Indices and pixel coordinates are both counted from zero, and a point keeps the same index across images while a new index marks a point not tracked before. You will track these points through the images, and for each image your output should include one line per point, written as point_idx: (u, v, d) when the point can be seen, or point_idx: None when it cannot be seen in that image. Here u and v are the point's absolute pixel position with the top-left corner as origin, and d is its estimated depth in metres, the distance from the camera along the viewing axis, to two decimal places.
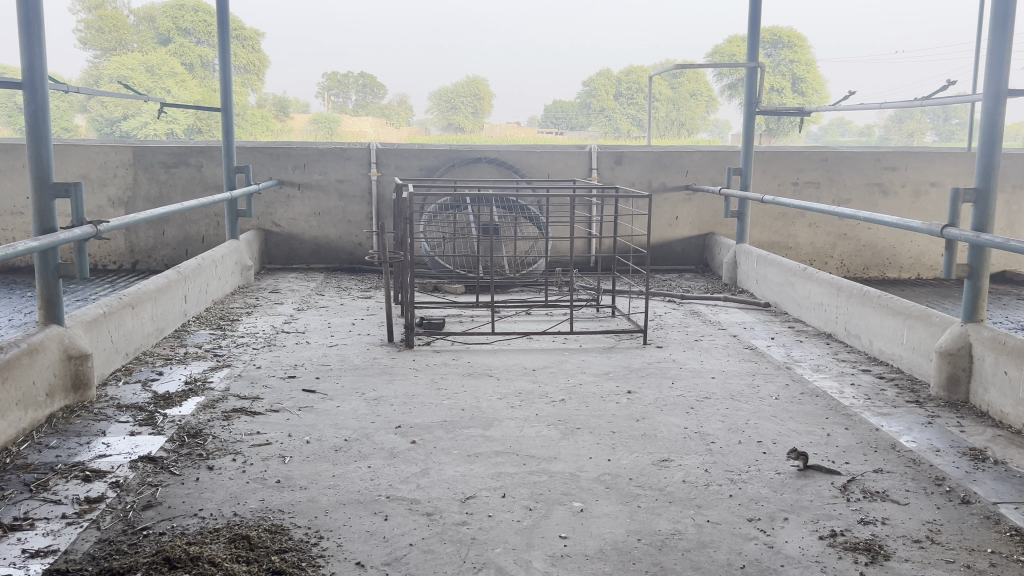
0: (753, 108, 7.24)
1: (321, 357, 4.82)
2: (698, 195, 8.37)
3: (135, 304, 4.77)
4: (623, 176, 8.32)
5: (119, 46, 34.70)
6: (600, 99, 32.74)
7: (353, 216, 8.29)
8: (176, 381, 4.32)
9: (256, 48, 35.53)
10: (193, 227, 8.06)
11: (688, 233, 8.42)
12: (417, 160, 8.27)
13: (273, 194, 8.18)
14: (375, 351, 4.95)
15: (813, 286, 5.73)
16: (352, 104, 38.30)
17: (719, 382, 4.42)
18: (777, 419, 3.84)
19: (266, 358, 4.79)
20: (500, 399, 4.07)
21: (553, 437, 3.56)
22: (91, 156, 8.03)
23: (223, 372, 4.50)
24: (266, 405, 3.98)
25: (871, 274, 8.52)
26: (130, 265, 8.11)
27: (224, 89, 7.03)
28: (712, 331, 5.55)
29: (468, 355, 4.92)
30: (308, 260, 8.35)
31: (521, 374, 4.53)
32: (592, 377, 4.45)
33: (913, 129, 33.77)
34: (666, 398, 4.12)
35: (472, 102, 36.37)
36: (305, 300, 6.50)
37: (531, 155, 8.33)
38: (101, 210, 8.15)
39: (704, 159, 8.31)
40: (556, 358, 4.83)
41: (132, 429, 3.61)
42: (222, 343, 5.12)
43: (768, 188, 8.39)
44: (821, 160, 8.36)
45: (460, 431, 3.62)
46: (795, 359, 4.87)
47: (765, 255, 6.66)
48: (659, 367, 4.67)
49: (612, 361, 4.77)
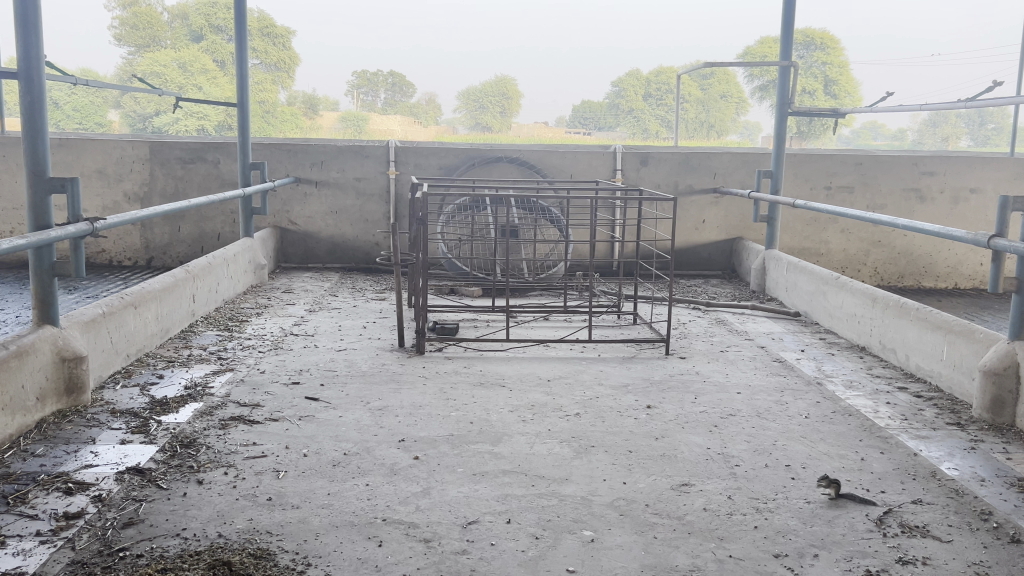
0: (785, 109, 6.96)
1: (328, 362, 4.63)
2: (726, 199, 8.09)
3: (137, 304, 4.61)
4: (648, 178, 8.07)
5: (152, 43, 34.95)
6: (629, 100, 32.43)
7: (371, 215, 8.11)
8: (175, 386, 4.14)
9: (286, 45, 35.57)
10: (208, 224, 7.92)
11: (715, 237, 8.15)
12: (436, 159, 8.07)
13: (290, 192, 8.03)
14: (384, 357, 4.75)
15: (845, 296, 5.47)
16: (380, 103, 38.33)
17: (745, 397, 4.17)
18: (806, 441, 3.59)
19: (271, 362, 4.62)
20: (511, 412, 3.86)
21: (565, 456, 3.34)
22: (108, 150, 7.92)
23: (226, 376, 4.32)
24: (265, 413, 3.79)
25: (906, 283, 8.20)
26: (145, 262, 7.98)
27: (240, 83, 6.87)
28: (738, 342, 5.29)
29: (481, 362, 4.71)
30: (324, 259, 8.18)
31: (535, 384, 4.31)
32: (610, 390, 4.22)
33: (948, 132, 33.06)
34: (688, 414, 3.88)
35: (500, 101, 36.16)
36: (317, 301, 6.33)
37: (553, 154, 8.10)
38: (117, 205, 8.04)
39: (733, 161, 8.04)
40: (573, 368, 4.60)
41: (123, 438, 3.43)
42: (228, 345, 4.95)
43: (799, 192, 8.10)
44: (855, 163, 8.06)
45: (466, 447, 3.41)
46: (826, 374, 4.61)
47: (795, 261, 6.39)
48: (682, 380, 4.43)
49: (631, 372, 4.54)
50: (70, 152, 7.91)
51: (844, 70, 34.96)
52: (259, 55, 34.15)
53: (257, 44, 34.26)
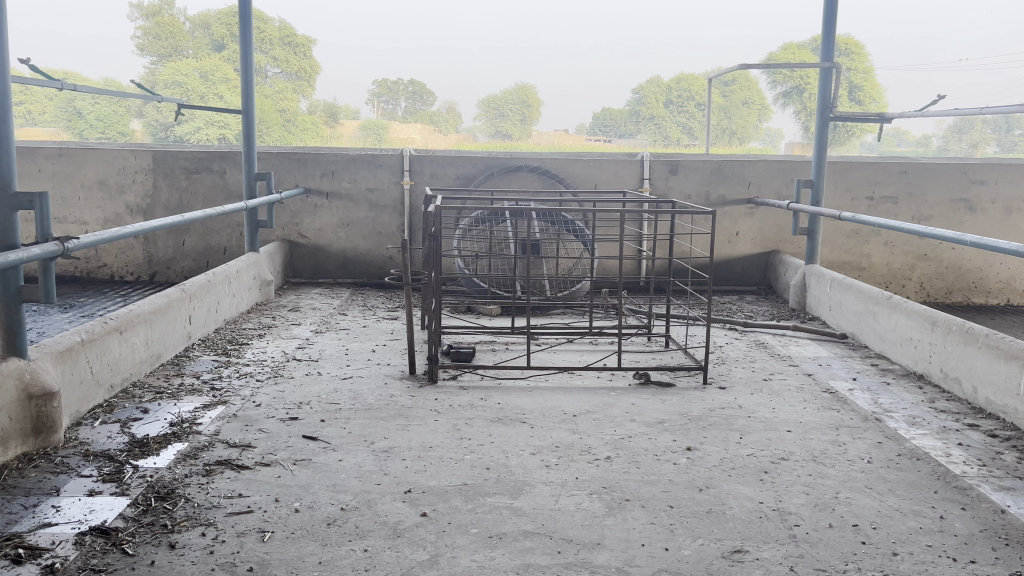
0: (827, 113, 6.47)
1: (331, 392, 4.21)
2: (761, 210, 7.62)
3: (124, 329, 4.20)
4: (678, 187, 7.61)
5: (175, 52, 34.91)
6: (649, 108, 31.91)
7: (384, 227, 7.71)
8: (160, 423, 3.72)
9: (307, 54, 35.24)
10: (214, 236, 7.54)
11: (749, 251, 7.67)
12: (453, 168, 7.66)
13: (300, 203, 7.64)
14: (394, 387, 4.32)
15: (900, 317, 4.98)
16: (401, 110, 38.04)
17: (797, 438, 3.71)
18: (873, 493, 3.12)
19: (269, 393, 4.19)
20: (532, 455, 3.41)
21: (595, 514, 2.89)
22: (110, 160, 7.56)
23: (217, 411, 3.90)
24: (256, 456, 3.37)
25: (954, 299, 7.68)
26: (148, 276, 7.61)
27: (245, 88, 6.48)
28: (783, 369, 4.82)
29: (500, 394, 4.26)
30: (335, 273, 7.78)
31: (560, 420, 3.86)
32: (643, 428, 3.76)
33: (975, 139, 32.29)
34: (733, 458, 3.43)
35: (521, 109, 35.78)
36: (325, 321, 5.91)
37: (577, 162, 7.65)
38: (119, 217, 7.68)
39: (768, 169, 7.56)
40: (601, 401, 4.15)
41: (92, 488, 3.01)
42: (223, 373, 4.54)
43: (839, 202, 7.61)
44: (900, 172, 7.55)
45: (481, 501, 2.97)
46: (884, 409, 4.12)
47: (840, 278, 5.90)
48: (724, 416, 3.96)
49: (667, 406, 4.07)
50: (70, 163, 7.56)
51: (869, 76, 34.25)
52: (280, 64, 33.90)
53: (278, 53, 33.96)
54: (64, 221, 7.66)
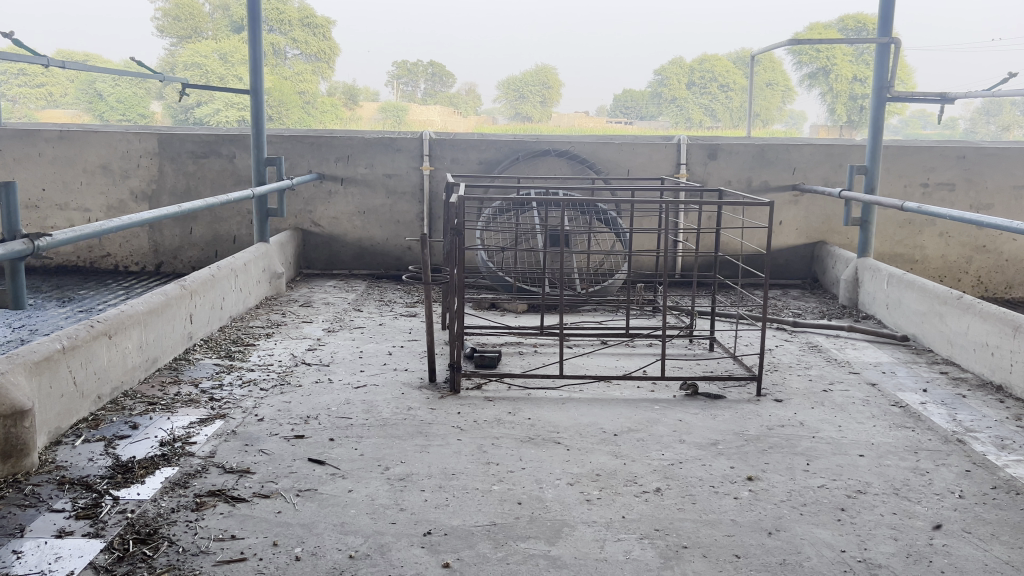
0: (883, 93, 5.93)
1: (342, 404, 3.78)
2: (806, 197, 7.11)
3: (113, 332, 3.79)
4: (717, 173, 7.12)
5: (194, 33, 34.29)
6: (672, 89, 31.22)
7: (402, 216, 7.27)
8: (150, 442, 3.30)
9: (326, 36, 34.68)
10: (223, 225, 7.13)
11: (792, 241, 7.17)
12: (475, 153, 7.19)
13: (313, 190, 7.20)
14: (413, 398, 3.89)
15: (973, 319, 4.48)
16: (420, 92, 37.43)
17: (871, 465, 3.24)
18: (974, 540, 2.64)
19: (274, 405, 3.77)
20: (570, 486, 2.96)
21: (649, 566, 2.44)
22: (113, 143, 7.16)
23: (214, 427, 3.48)
24: (255, 485, 2.94)
25: (1014, 294, 7.15)
26: (154, 267, 7.21)
27: (253, 67, 6.03)
28: (843, 377, 4.35)
29: (531, 406, 3.82)
30: (350, 264, 7.36)
31: (600, 440, 3.40)
32: (695, 452, 3.31)
33: (1007, 121, 31.37)
34: (801, 491, 2.98)
35: (541, 91, 35.11)
36: (338, 318, 5.48)
37: (609, 147, 7.17)
38: (123, 204, 7.29)
39: (815, 154, 7.04)
40: (644, 416, 3.70)
41: (63, 528, 2.59)
42: (225, 379, 4.12)
43: (890, 189, 7.08)
44: (957, 157, 7.02)
45: (513, 547, 2.53)
46: (966, 428, 3.64)
47: (900, 274, 5.41)
48: (784, 437, 3.50)
49: (719, 424, 3.62)
50: (72, 146, 7.16)
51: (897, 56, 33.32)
52: (300, 46, 33.24)
53: (297, 35, 33.53)
54: (65, 207, 7.27)
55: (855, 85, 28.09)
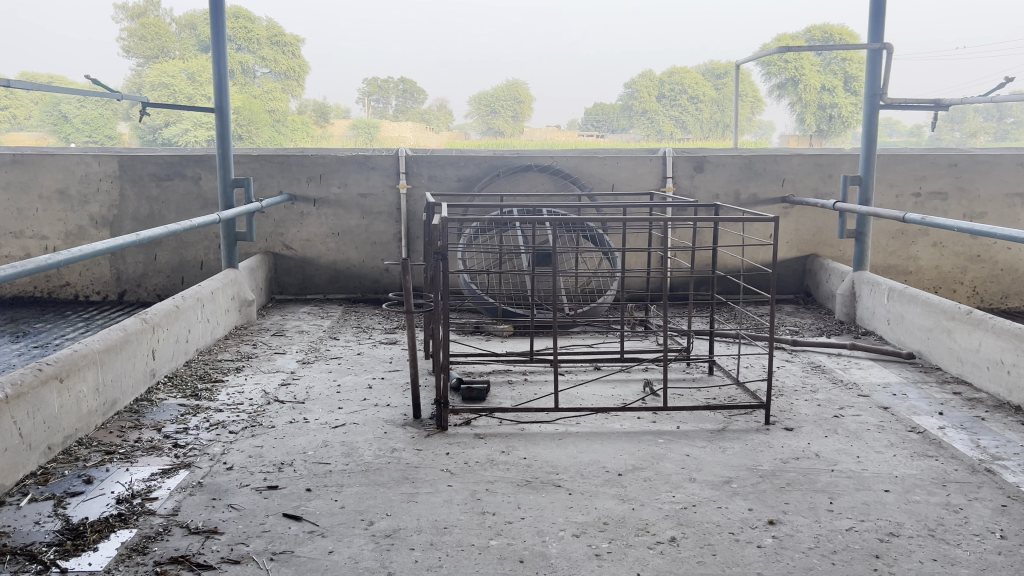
0: (876, 100, 5.72)
1: (319, 448, 3.46)
2: (796, 209, 6.91)
3: (66, 375, 3.45)
4: (703, 186, 6.90)
5: (162, 53, 33.70)
6: (643, 101, 31.15)
7: (378, 236, 6.96)
8: (105, 499, 2.96)
9: (296, 55, 34.37)
10: (190, 250, 6.79)
11: (783, 255, 6.96)
12: (453, 169, 6.91)
13: (284, 211, 6.88)
14: (397, 437, 3.58)
15: (985, 336, 4.25)
16: (391, 109, 37.09)
17: (900, 501, 2.98)
18: None
19: (244, 450, 3.45)
20: (576, 538, 2.67)
21: None
22: (71, 166, 6.80)
23: (179, 479, 3.15)
24: (223, 549, 2.61)
25: (1010, 304, 6.99)
26: (117, 296, 6.85)
27: (218, 84, 5.72)
28: (853, 401, 4.10)
29: (526, 444, 3.52)
30: (325, 288, 7.04)
31: (605, 482, 3.11)
32: (708, 492, 3.03)
33: (973, 128, 31.54)
34: (830, 536, 2.70)
35: (513, 106, 34.94)
36: (313, 348, 5.16)
37: (592, 161, 6.93)
38: (82, 230, 6.92)
39: (804, 164, 6.84)
40: (649, 451, 3.43)
41: None
42: (191, 422, 3.79)
43: (882, 199, 6.89)
44: (949, 164, 6.86)
45: None
46: (993, 455, 3.40)
47: (902, 288, 5.18)
48: (802, 472, 3.23)
49: (730, 459, 3.35)
50: (27, 171, 6.80)
51: None
52: (269, 64, 32.82)
53: (266, 53, 33.16)
54: (21, 235, 6.90)
55: (823, 94, 28.10)
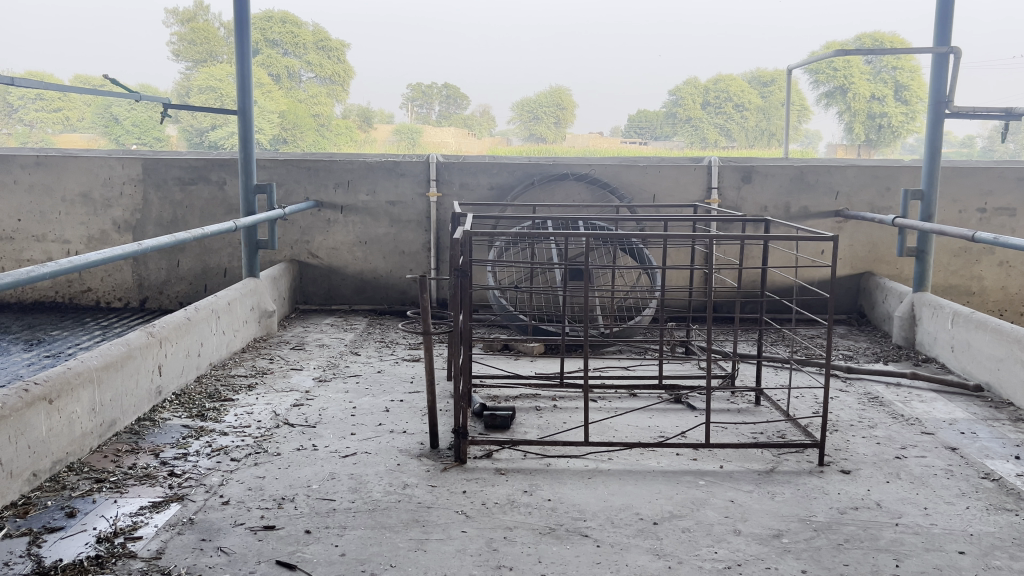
0: (941, 109, 5.30)
1: (325, 481, 3.17)
2: (850, 223, 6.50)
3: (56, 397, 3.20)
4: (750, 198, 6.52)
5: (210, 57, 33.90)
6: (688, 109, 30.51)
7: (407, 246, 6.69)
8: (84, 536, 2.69)
9: (341, 59, 34.35)
10: (213, 256, 6.58)
11: (836, 272, 6.55)
12: (486, 176, 6.61)
13: (310, 218, 6.65)
14: (410, 471, 3.28)
15: None
16: (434, 114, 36.88)
17: (979, 566, 2.58)
18: None
19: (244, 482, 3.16)
20: None
21: None
22: (94, 169, 6.63)
23: (169, 514, 2.87)
24: None
25: None
26: (138, 303, 6.66)
27: (241, 85, 5.48)
28: (916, 440, 3.71)
29: (551, 483, 3.19)
30: (351, 299, 6.78)
31: (637, 532, 2.77)
32: (754, 548, 2.67)
33: None
34: None
35: (556, 112, 34.55)
36: (332, 365, 4.88)
37: (632, 169, 6.59)
38: (105, 234, 6.75)
39: (858, 176, 6.43)
40: (686, 494, 3.08)
41: None
42: (191, 447, 3.52)
43: (942, 214, 6.45)
44: (1017, 178, 6.39)
45: None
46: None
47: (969, 313, 4.75)
48: (861, 525, 2.86)
49: (778, 507, 2.99)
50: (50, 173, 6.65)
51: None
52: (314, 69, 32.86)
53: (312, 57, 33.17)
54: (43, 239, 6.76)
55: (873, 103, 27.22)
